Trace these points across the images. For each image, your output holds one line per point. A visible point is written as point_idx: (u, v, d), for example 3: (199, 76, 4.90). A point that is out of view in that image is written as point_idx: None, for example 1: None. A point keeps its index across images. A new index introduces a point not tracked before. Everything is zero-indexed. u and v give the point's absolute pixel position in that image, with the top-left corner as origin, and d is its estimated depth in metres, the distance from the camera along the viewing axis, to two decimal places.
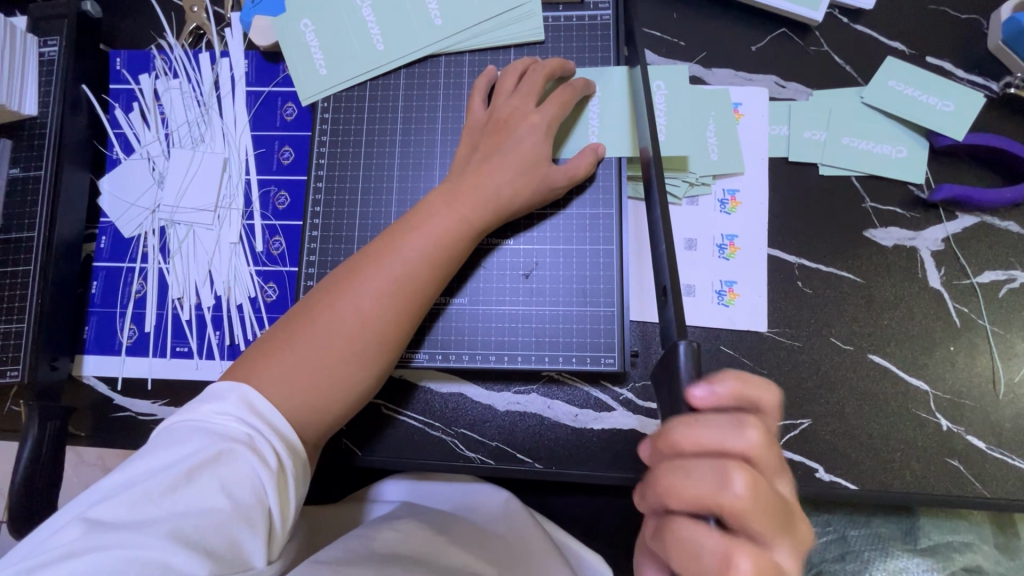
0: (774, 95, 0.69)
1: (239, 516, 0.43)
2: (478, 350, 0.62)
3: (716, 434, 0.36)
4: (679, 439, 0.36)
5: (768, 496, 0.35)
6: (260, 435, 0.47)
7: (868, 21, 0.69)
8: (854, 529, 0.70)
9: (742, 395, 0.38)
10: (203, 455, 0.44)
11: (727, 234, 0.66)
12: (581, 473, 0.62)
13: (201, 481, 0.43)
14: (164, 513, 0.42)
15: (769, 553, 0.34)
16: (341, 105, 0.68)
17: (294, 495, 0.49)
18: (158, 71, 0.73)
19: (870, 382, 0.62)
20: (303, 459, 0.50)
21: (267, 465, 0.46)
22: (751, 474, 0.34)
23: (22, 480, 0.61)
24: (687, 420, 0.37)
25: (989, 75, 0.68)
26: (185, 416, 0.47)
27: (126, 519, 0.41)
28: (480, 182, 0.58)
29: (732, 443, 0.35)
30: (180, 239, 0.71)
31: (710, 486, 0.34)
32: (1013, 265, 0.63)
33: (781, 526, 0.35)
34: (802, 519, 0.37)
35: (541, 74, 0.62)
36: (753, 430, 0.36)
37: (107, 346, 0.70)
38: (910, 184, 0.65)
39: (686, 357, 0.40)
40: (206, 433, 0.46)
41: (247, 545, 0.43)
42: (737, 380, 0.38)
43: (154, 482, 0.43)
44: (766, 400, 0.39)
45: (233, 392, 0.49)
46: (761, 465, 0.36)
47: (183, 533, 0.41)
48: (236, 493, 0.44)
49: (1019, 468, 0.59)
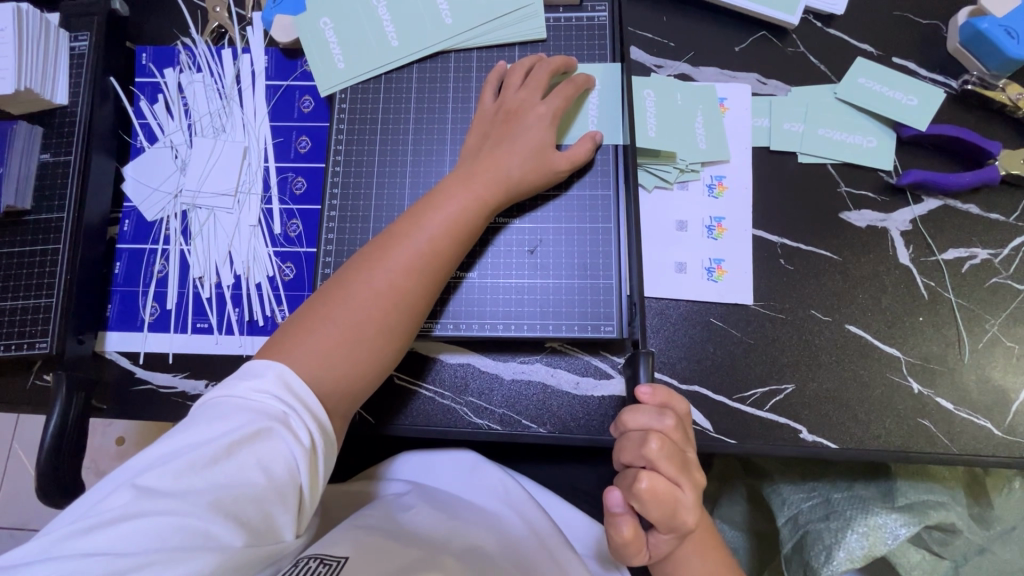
0: (756, 90, 0.75)
1: (274, 491, 0.47)
2: (487, 321, 0.67)
3: (644, 418, 0.52)
4: (625, 419, 0.53)
5: (673, 452, 0.51)
6: (294, 413, 0.51)
7: (839, 25, 0.76)
8: (837, 492, 0.75)
9: (670, 399, 0.54)
10: (243, 432, 0.48)
11: (715, 216, 0.71)
12: (582, 437, 0.66)
13: (241, 456, 0.47)
14: (206, 484, 0.45)
15: (670, 487, 0.50)
16: (358, 96, 0.73)
17: (322, 473, 0.52)
18: (183, 66, 0.78)
19: (848, 349, 0.67)
20: (331, 437, 0.54)
21: (301, 444, 0.50)
22: (661, 439, 0.50)
23: (51, 446, 0.63)
24: (632, 408, 0.53)
25: (949, 73, 0.75)
26: (226, 392, 0.51)
27: (171, 488, 0.44)
28: (493, 166, 0.63)
29: (654, 422, 0.52)
30: (201, 222, 0.75)
31: (635, 443, 0.52)
32: (974, 243, 0.70)
33: (680, 472, 0.50)
34: (699, 477, 0.52)
35: (546, 70, 0.67)
36: (669, 416, 0.52)
37: (129, 323, 0.73)
38: (879, 171, 0.72)
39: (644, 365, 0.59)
40: (245, 410, 0.49)
41: (279, 519, 0.47)
42: (669, 393, 0.55)
43: (198, 454, 0.46)
44: (688, 406, 0.55)
45: (271, 369, 0.53)
46: (674, 436, 0.52)
47: (223, 504, 0.45)
48: (271, 470, 0.47)
49: (983, 427, 0.64)
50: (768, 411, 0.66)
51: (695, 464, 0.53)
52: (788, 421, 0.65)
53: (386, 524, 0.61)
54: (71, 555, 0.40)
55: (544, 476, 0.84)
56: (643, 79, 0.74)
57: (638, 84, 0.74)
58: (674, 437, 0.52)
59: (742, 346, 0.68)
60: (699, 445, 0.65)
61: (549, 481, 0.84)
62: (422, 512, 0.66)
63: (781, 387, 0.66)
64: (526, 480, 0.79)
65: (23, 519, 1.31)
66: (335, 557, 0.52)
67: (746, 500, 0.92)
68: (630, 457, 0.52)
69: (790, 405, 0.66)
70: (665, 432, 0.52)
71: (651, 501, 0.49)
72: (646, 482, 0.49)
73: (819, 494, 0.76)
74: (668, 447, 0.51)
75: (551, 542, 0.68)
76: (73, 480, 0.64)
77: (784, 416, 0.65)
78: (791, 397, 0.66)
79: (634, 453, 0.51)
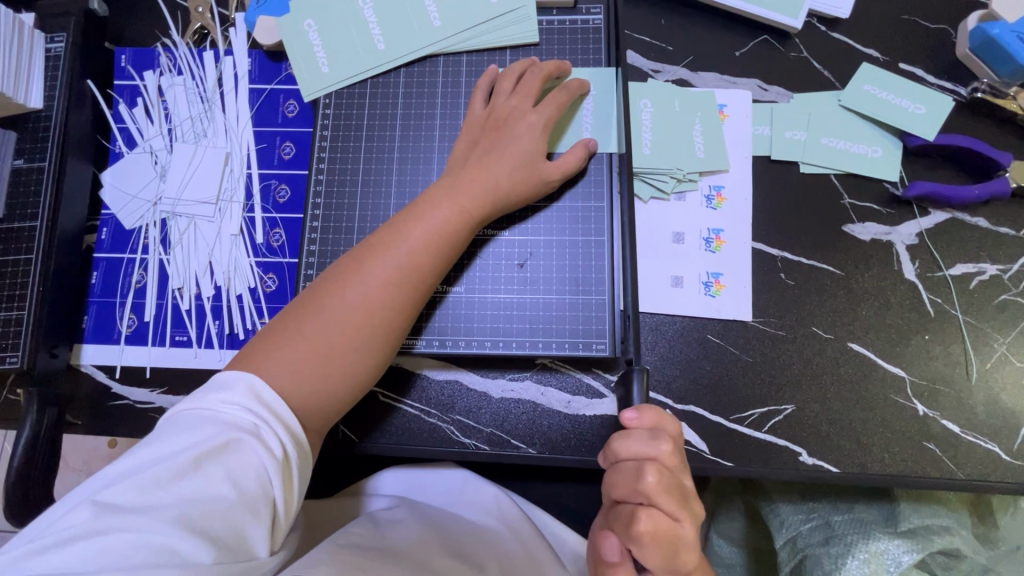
0: (757, 97, 0.72)
1: (244, 505, 0.44)
2: (473, 337, 0.64)
3: (636, 446, 0.49)
4: (616, 447, 0.50)
5: (672, 484, 0.48)
6: (265, 424, 0.48)
7: (844, 30, 0.73)
8: (838, 514, 0.73)
9: (662, 420, 0.50)
10: (211, 444, 0.45)
11: (713, 228, 0.69)
12: (573, 459, 0.63)
13: (209, 469, 0.44)
14: (171, 499, 0.42)
15: (671, 521, 0.47)
16: (342, 101, 0.70)
17: (297, 487, 0.50)
18: (163, 68, 0.76)
19: (850, 368, 0.64)
20: (305, 450, 0.51)
21: (272, 454, 0.47)
22: (659, 471, 0.47)
23: (20, 465, 0.61)
24: (622, 435, 0.50)
25: (958, 80, 0.72)
26: (194, 404, 0.48)
27: (135, 504, 0.42)
28: (480, 175, 0.61)
29: (650, 451, 0.48)
30: (181, 231, 0.72)
31: (629, 477, 0.49)
32: (983, 258, 0.67)
33: (681, 504, 0.48)
34: (698, 503, 0.50)
35: (538, 76, 0.65)
36: (665, 442, 0.48)
37: (106, 335, 0.71)
38: (885, 182, 0.69)
39: (639, 381, 0.55)
40: (214, 422, 0.47)
41: (251, 535, 0.45)
42: (659, 411, 0.50)
43: (162, 469, 0.43)
44: (680, 423, 0.51)
45: (241, 382, 0.50)
46: (671, 465, 0.48)
47: (190, 519, 0.42)
48: (242, 483, 0.45)
49: (991, 451, 0.62)
50: (766, 432, 0.63)
51: (692, 486, 0.50)
52: (787, 443, 0.63)
53: (371, 542, 0.58)
54: None
55: (536, 494, 0.81)
56: (640, 86, 0.71)
57: (635, 91, 0.71)
58: (671, 465, 0.49)
59: (741, 364, 0.65)
60: (695, 468, 0.62)
61: (541, 499, 0.81)
62: (409, 530, 0.64)
63: (780, 407, 0.63)
64: (516, 498, 0.77)
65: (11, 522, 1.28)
66: None
67: (744, 516, 0.89)
68: (625, 493, 0.49)
69: (789, 426, 0.63)
70: (661, 460, 0.48)
71: (650, 542, 0.47)
72: (644, 522, 0.47)
73: (819, 515, 0.74)
74: (664, 479, 0.48)
75: (545, 564, 0.66)
76: (45, 502, 0.62)
77: (784, 437, 0.63)
78: (790, 418, 0.63)
79: (629, 489, 0.48)
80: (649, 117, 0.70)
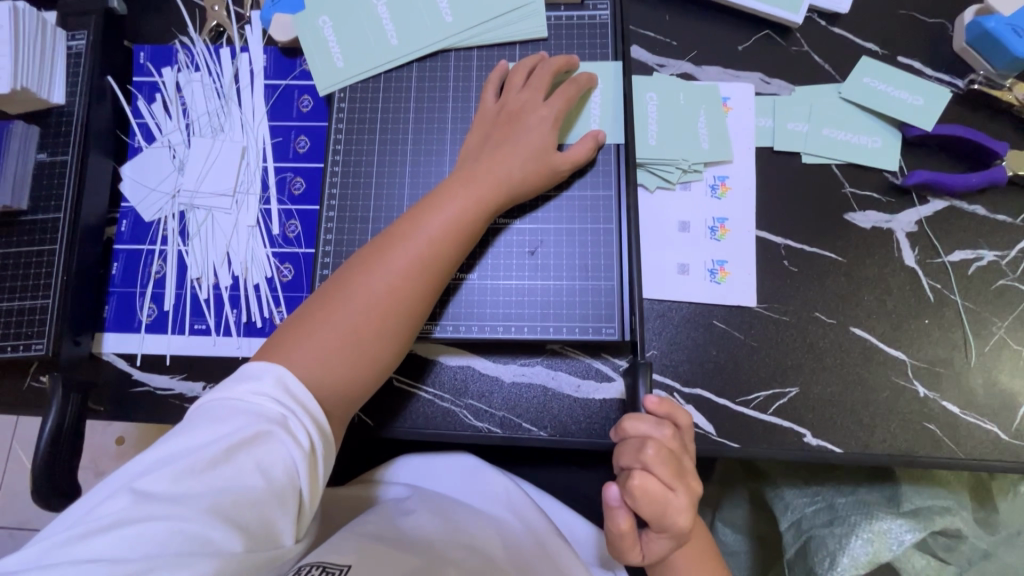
0: (760, 90, 0.74)
1: (273, 495, 0.46)
2: (487, 322, 0.66)
3: (642, 424, 0.52)
4: (623, 425, 0.53)
5: (671, 461, 0.50)
6: (293, 415, 0.50)
7: (843, 24, 0.75)
8: (841, 496, 0.74)
9: (670, 410, 0.54)
10: (241, 435, 0.47)
11: (718, 217, 0.71)
12: (583, 440, 0.65)
13: (239, 459, 0.46)
14: (204, 488, 0.44)
15: (665, 493, 0.50)
16: (357, 95, 0.72)
17: (322, 476, 0.51)
18: (181, 65, 0.77)
19: (853, 351, 0.66)
20: (330, 440, 0.53)
21: (300, 446, 0.49)
22: (659, 445, 0.50)
23: (47, 449, 0.63)
24: (631, 416, 0.53)
25: (955, 73, 0.74)
26: (224, 394, 0.50)
27: (170, 492, 0.43)
28: (494, 167, 0.63)
29: (653, 431, 0.52)
30: (199, 222, 0.74)
31: (631, 446, 0.52)
32: (981, 245, 0.69)
33: (676, 480, 0.50)
34: (696, 490, 0.52)
35: (549, 70, 0.67)
36: (668, 426, 0.52)
37: (126, 324, 0.73)
38: (884, 171, 0.71)
39: (644, 383, 0.57)
40: (244, 413, 0.48)
41: (279, 523, 0.46)
42: (668, 403, 0.55)
43: (196, 458, 0.45)
44: (688, 420, 0.55)
45: (269, 371, 0.52)
46: (672, 445, 0.52)
47: (222, 508, 0.44)
48: (270, 472, 0.46)
49: (990, 431, 0.63)
50: (771, 414, 0.65)
51: (694, 476, 0.52)
52: (792, 425, 0.64)
53: (389, 530, 0.60)
54: (69, 561, 0.39)
55: (546, 480, 0.83)
56: (647, 79, 0.73)
57: (641, 85, 0.73)
58: (672, 447, 0.51)
59: (746, 349, 0.67)
60: (702, 449, 0.64)
61: (550, 485, 0.83)
62: (423, 518, 0.65)
63: (785, 390, 0.65)
64: (527, 485, 0.78)
65: (22, 518, 1.30)
66: (338, 565, 0.50)
67: (749, 503, 0.91)
68: (625, 463, 0.52)
69: (794, 408, 0.65)
70: (663, 440, 0.51)
71: (642, 501, 0.49)
72: (639, 481, 0.49)
73: (823, 498, 0.76)
74: (663, 454, 0.50)
75: (558, 555, 0.67)
76: (70, 483, 0.64)
77: (789, 419, 0.64)
78: (795, 401, 0.65)
79: (629, 455, 0.51)
80: (655, 109, 0.72)
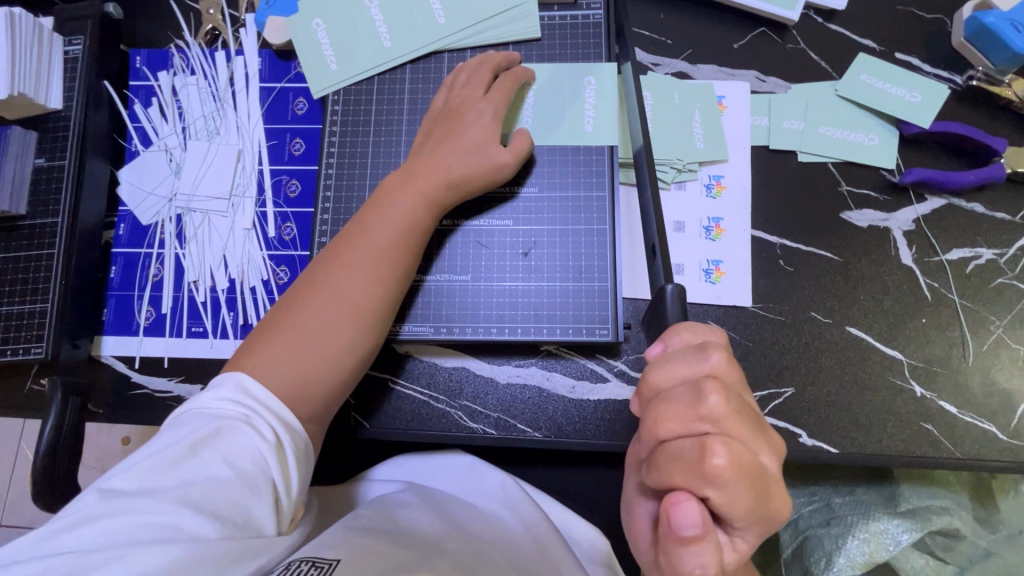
0: (756, 88, 0.74)
1: (242, 483, 0.46)
2: (480, 324, 0.66)
3: (683, 365, 0.38)
4: (659, 375, 0.39)
5: (742, 402, 0.36)
6: (255, 411, 0.51)
7: (840, 21, 0.75)
8: (838, 496, 0.74)
9: (700, 337, 0.41)
10: (203, 431, 0.47)
11: (713, 217, 0.70)
12: (578, 441, 0.65)
13: (203, 453, 0.46)
14: (171, 482, 0.44)
15: (751, 451, 0.36)
16: (350, 97, 0.72)
17: (296, 469, 0.52)
18: (177, 69, 0.78)
19: (849, 351, 0.66)
20: (301, 436, 0.53)
21: (265, 439, 0.49)
22: (722, 386, 0.36)
23: (47, 451, 0.63)
24: (661, 362, 0.39)
25: (953, 69, 0.73)
26: (188, 402, 0.51)
27: (138, 488, 0.44)
28: (436, 163, 0.63)
29: (700, 369, 0.38)
30: (196, 226, 0.75)
31: (687, 401, 0.36)
32: (979, 243, 0.68)
33: (755, 427, 0.36)
34: (772, 429, 0.39)
35: (484, 66, 0.67)
36: (715, 353, 0.38)
37: (125, 327, 0.73)
38: (882, 169, 0.70)
39: (673, 296, 0.46)
40: (205, 414, 0.49)
41: (253, 511, 0.46)
42: (694, 329, 0.41)
43: (160, 457, 0.46)
44: (724, 338, 0.42)
45: (226, 380, 0.52)
46: (729, 381, 0.38)
47: (190, 499, 0.44)
48: (236, 463, 0.47)
49: (988, 430, 0.63)
50: (767, 415, 0.64)
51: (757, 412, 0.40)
52: (787, 425, 0.64)
53: (383, 525, 0.60)
54: (43, 557, 0.40)
55: (543, 480, 0.83)
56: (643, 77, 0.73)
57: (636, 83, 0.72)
58: (731, 382, 0.38)
59: (742, 349, 0.66)
60: None
61: (547, 485, 0.83)
62: (418, 514, 0.65)
63: (780, 390, 0.65)
64: (525, 484, 0.79)
65: (29, 517, 1.33)
66: (327, 560, 0.48)
67: None
68: (684, 425, 0.36)
69: (789, 408, 0.64)
70: (719, 375, 0.37)
71: (734, 481, 0.34)
72: (723, 453, 0.34)
73: (820, 498, 0.75)
74: (733, 395, 0.36)
75: (554, 554, 0.66)
76: (70, 485, 0.64)
77: (784, 419, 0.64)
78: (790, 401, 0.65)
79: (688, 416, 0.36)
80: (649, 108, 0.71)
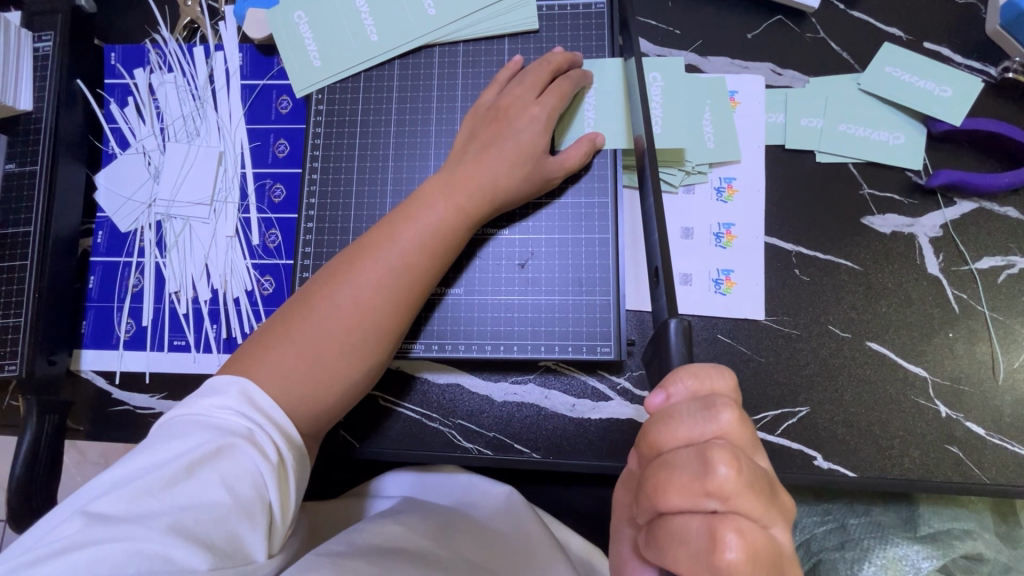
0: (770, 82, 0.68)
1: (240, 510, 0.42)
2: (474, 340, 0.62)
3: (684, 425, 0.34)
4: (658, 437, 0.35)
5: (754, 473, 0.33)
6: (259, 428, 0.46)
7: (863, 8, 0.69)
8: (853, 517, 0.71)
9: (705, 383, 0.36)
10: (204, 450, 0.43)
11: (724, 223, 0.66)
12: (577, 463, 0.62)
13: (202, 475, 0.41)
14: (165, 506, 0.40)
15: (764, 530, 0.32)
16: (336, 96, 0.68)
17: (293, 490, 0.48)
18: (153, 66, 0.73)
19: (868, 368, 0.61)
20: (300, 451, 0.49)
21: (267, 459, 0.45)
22: (733, 456, 0.33)
23: (22, 475, 0.60)
24: (660, 419, 0.36)
25: (987, 60, 0.67)
26: (185, 409, 0.46)
27: (127, 513, 0.39)
28: (479, 171, 0.58)
29: (707, 431, 0.34)
30: (176, 233, 0.71)
31: (693, 475, 0.33)
32: (1013, 250, 0.63)
33: (768, 500, 0.33)
34: (787, 492, 0.35)
35: (544, 66, 0.62)
36: (725, 412, 0.34)
37: (105, 340, 0.70)
38: (907, 171, 0.65)
39: (677, 333, 0.41)
40: (205, 427, 0.44)
41: (248, 538, 0.42)
42: (698, 373, 0.36)
43: (155, 476, 0.41)
44: (733, 381, 0.37)
45: (233, 385, 0.48)
46: (740, 445, 0.34)
47: (184, 527, 0.39)
48: (236, 486, 0.42)
49: (1019, 454, 0.59)
50: (780, 436, 0.60)
51: (771, 472, 0.36)
52: (802, 447, 0.60)
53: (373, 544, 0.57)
54: None
55: (544, 496, 0.80)
56: (651, 59, 0.67)
57: (647, 65, 0.66)
58: (743, 446, 0.34)
59: (754, 365, 0.62)
60: None
61: (547, 501, 0.80)
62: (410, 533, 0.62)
63: (795, 409, 0.61)
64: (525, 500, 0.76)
65: None
66: None
67: None
68: (688, 500, 0.33)
69: (805, 429, 0.60)
70: (728, 440, 0.34)
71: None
72: (735, 544, 0.31)
73: (835, 518, 0.71)
74: (744, 468, 0.33)
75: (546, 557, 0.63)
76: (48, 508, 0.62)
77: (799, 441, 0.60)
78: (805, 421, 0.61)
79: (693, 492, 0.33)
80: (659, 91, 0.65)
